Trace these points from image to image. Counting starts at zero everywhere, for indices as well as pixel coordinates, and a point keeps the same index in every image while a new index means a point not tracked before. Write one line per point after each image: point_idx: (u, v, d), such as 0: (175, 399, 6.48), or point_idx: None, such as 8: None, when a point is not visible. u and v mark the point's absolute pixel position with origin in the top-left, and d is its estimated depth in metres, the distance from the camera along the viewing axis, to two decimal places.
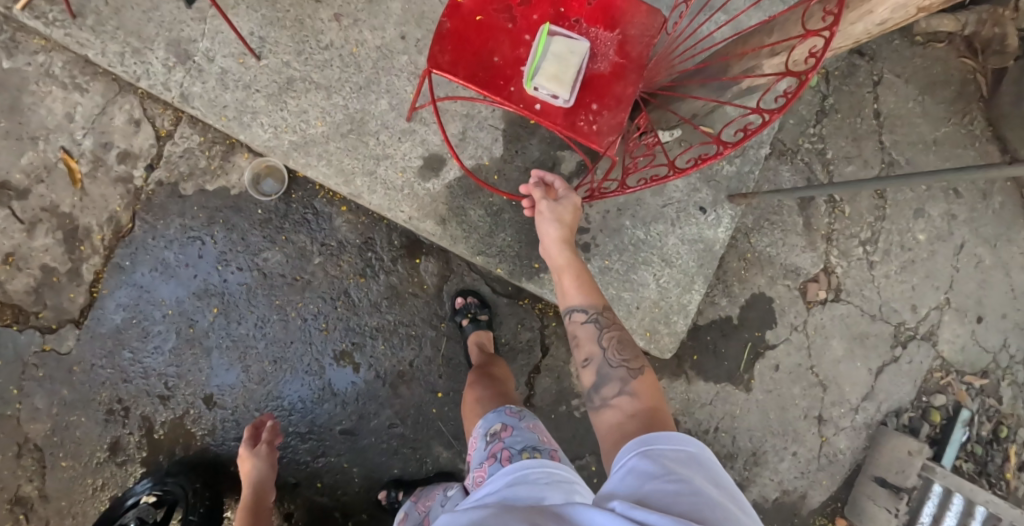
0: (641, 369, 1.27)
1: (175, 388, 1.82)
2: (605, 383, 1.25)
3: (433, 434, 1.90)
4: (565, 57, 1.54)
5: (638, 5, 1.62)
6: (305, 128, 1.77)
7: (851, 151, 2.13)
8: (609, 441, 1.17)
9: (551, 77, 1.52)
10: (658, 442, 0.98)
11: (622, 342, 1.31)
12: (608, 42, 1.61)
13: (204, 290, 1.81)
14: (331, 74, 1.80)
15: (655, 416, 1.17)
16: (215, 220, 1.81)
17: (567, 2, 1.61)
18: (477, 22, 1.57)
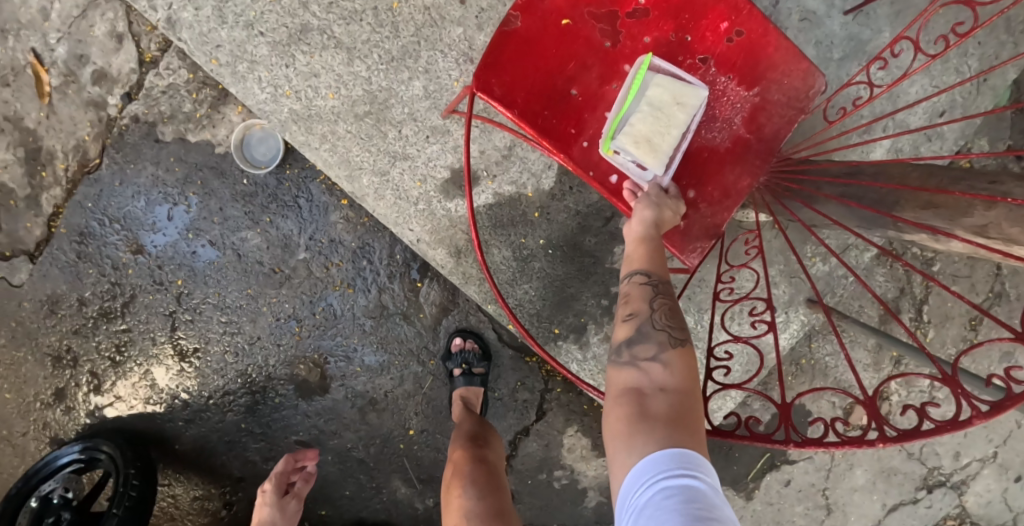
0: (686, 342, 0.95)
1: (128, 354, 1.62)
2: (639, 342, 0.95)
3: (394, 468, 1.66)
4: (666, 111, 1.10)
5: (797, 60, 1.14)
6: (312, 97, 1.39)
7: (961, 269, 1.56)
8: (624, 420, 0.88)
9: (639, 138, 1.09)
10: (674, 475, 0.79)
11: (675, 310, 0.98)
12: (737, 103, 1.15)
13: (169, 256, 1.56)
14: (358, 31, 1.37)
15: (686, 403, 0.88)
16: (195, 181, 1.51)
17: (698, 29, 1.14)
18: (562, 29, 1.10)
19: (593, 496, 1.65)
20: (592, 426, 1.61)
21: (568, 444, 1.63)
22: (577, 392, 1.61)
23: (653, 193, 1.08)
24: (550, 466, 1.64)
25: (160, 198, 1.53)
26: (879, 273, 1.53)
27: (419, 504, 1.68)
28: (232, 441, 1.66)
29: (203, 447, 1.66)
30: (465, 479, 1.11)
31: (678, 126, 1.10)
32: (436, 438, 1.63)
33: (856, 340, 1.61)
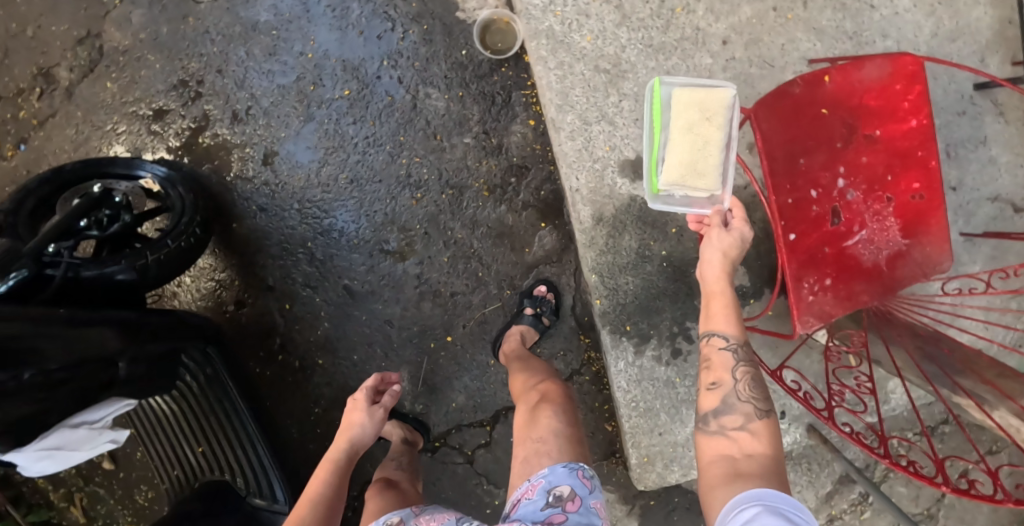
0: (769, 413, 1.15)
1: (250, 119, 1.68)
2: (727, 413, 1.15)
3: (409, 360, 1.75)
4: (694, 128, 1.34)
5: (947, 237, 1.37)
6: (573, 29, 1.54)
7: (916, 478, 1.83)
8: (718, 476, 1.07)
9: (681, 163, 1.34)
10: (775, 503, 0.95)
11: (759, 381, 1.19)
12: (891, 241, 1.38)
13: (354, 66, 1.62)
14: (640, 8, 1.54)
15: (769, 463, 1.07)
16: (419, 24, 1.60)
17: (900, 173, 1.37)
18: (819, 114, 1.33)
19: None
20: (590, 422, 1.77)
21: None
22: (598, 389, 1.75)
23: (716, 233, 1.32)
24: None
25: (378, 16, 1.61)
26: (862, 440, 1.81)
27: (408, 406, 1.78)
28: (286, 252, 1.73)
29: (257, 238, 1.73)
30: (553, 404, 1.35)
31: (712, 136, 1.33)
32: (463, 355, 1.73)
33: (814, 484, 1.80)
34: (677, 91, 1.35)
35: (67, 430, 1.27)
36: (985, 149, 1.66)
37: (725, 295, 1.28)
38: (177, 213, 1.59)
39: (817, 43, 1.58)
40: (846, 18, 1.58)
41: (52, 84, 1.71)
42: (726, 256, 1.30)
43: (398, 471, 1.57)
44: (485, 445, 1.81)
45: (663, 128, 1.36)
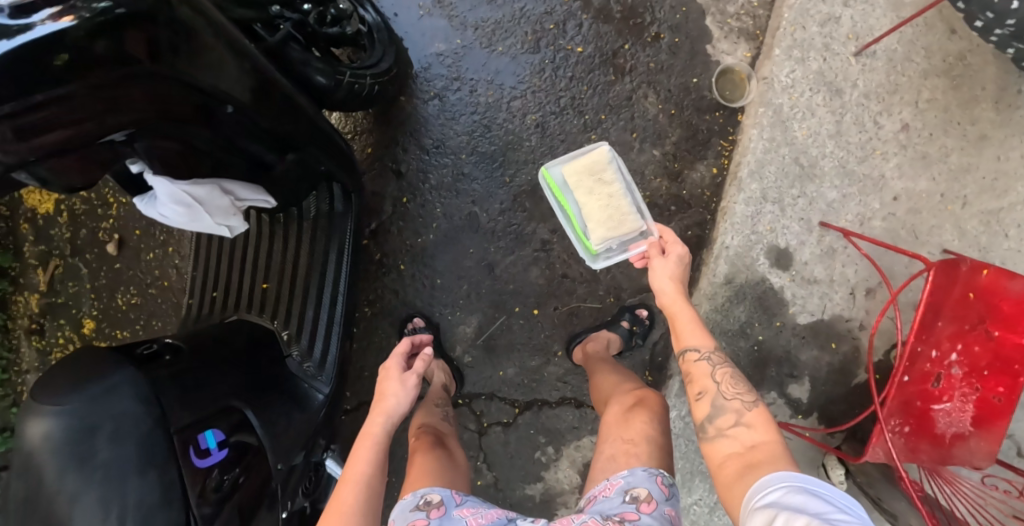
0: (755, 401, 1.22)
1: (480, 19, 1.68)
2: (719, 415, 1.22)
3: (484, 309, 1.77)
4: (597, 186, 1.51)
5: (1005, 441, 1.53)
6: (795, 117, 1.66)
7: None
8: (727, 473, 1.14)
9: (596, 219, 1.51)
10: (812, 486, 0.99)
11: (735, 377, 1.27)
12: (961, 423, 1.52)
13: (597, 34, 1.68)
14: (853, 133, 1.68)
15: (775, 449, 1.12)
16: (674, 35, 1.69)
17: (996, 374, 1.51)
18: (968, 296, 1.47)
19: (537, 488, 1.85)
20: None
21: (583, 440, 1.83)
22: None
23: (658, 261, 1.47)
24: (555, 439, 1.84)
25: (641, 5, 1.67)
26: None
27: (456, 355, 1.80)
28: (436, 150, 1.72)
29: (418, 123, 1.71)
30: (647, 411, 1.39)
31: (611, 189, 1.50)
32: (538, 332, 1.77)
33: None
34: (550, 172, 1.56)
35: (214, 192, 1.13)
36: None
37: (680, 312, 1.38)
38: (376, 57, 1.54)
39: (956, 238, 1.72)
40: (983, 232, 1.71)
41: None
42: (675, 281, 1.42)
43: (440, 421, 1.57)
44: (504, 423, 1.83)
45: (570, 202, 1.54)
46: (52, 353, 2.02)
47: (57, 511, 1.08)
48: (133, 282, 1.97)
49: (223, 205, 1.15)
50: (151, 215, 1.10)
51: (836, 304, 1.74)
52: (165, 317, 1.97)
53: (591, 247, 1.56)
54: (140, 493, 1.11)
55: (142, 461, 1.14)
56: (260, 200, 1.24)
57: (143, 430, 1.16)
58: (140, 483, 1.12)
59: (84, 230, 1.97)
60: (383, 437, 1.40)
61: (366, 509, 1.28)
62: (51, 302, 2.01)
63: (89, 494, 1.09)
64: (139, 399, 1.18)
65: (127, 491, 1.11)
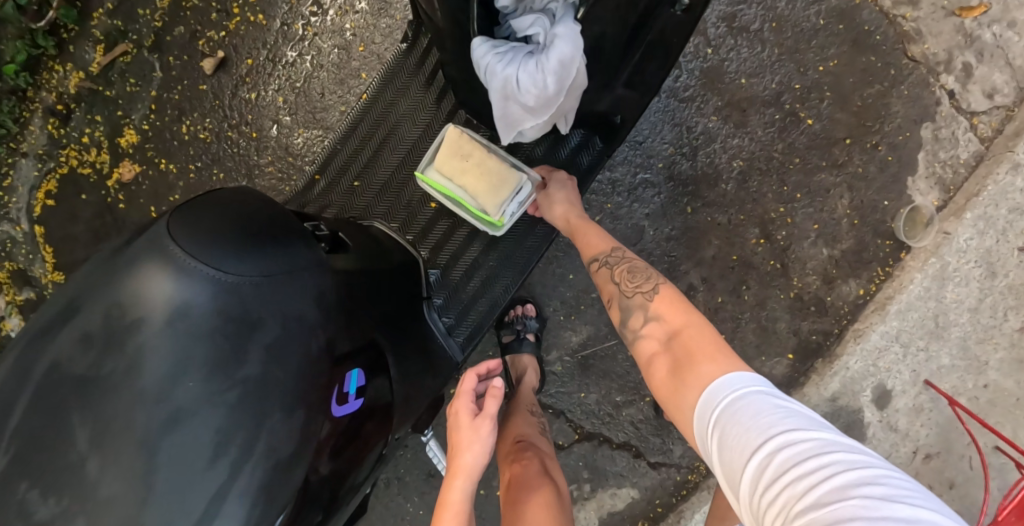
0: (657, 290, 1.16)
1: (736, 46, 1.60)
2: (631, 316, 1.16)
3: (596, 324, 1.63)
4: (471, 161, 1.23)
5: None
6: (952, 278, 1.71)
7: None
8: (657, 383, 1.07)
9: (486, 191, 1.23)
10: (737, 403, 0.91)
11: (633, 270, 1.20)
12: None
13: (829, 117, 1.64)
14: (988, 314, 1.74)
15: (698, 331, 1.06)
16: (889, 152, 1.68)
17: None
18: None
19: None
20: (640, 510, 1.71)
21: (621, 491, 1.71)
22: (672, 493, 1.70)
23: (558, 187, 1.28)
24: (596, 479, 1.71)
25: (875, 112, 1.67)
26: None
27: (546, 358, 1.64)
28: (635, 146, 1.60)
29: None
30: None
31: (488, 157, 1.24)
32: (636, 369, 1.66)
33: None
34: (422, 168, 1.27)
35: (574, 90, 1.00)
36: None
37: (580, 219, 1.27)
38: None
39: None
40: None
41: None
42: (569, 203, 1.28)
43: (541, 438, 1.39)
44: (556, 443, 1.69)
45: (452, 191, 1.24)
46: (66, 148, 1.61)
47: (146, 426, 0.80)
48: (213, 115, 1.61)
49: (563, 107, 1.02)
50: (507, 75, 0.93)
51: (899, 456, 1.78)
52: (231, 171, 1.61)
53: (490, 221, 1.26)
54: (276, 436, 0.86)
55: (293, 396, 0.88)
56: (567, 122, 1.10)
57: (309, 350, 0.91)
58: (281, 422, 0.86)
59: (181, 28, 1.60)
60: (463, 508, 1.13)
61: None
62: (95, 90, 1.61)
63: (213, 415, 0.83)
64: (316, 307, 0.94)
65: (262, 428, 0.85)
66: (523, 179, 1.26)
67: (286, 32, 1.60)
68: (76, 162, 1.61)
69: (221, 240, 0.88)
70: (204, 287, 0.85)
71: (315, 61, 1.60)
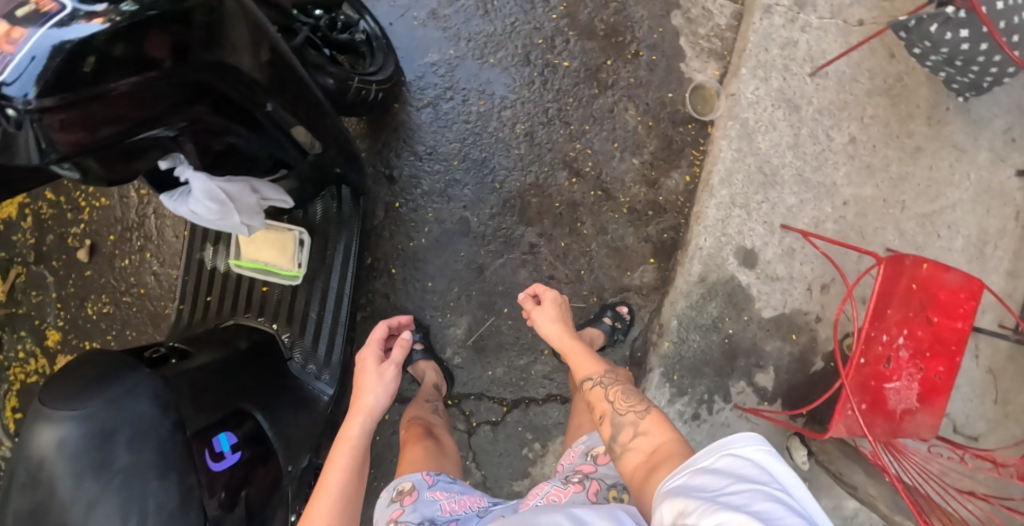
0: (647, 409, 1.34)
1: (471, 29, 1.76)
2: (620, 432, 1.33)
3: (472, 312, 1.82)
4: (255, 239, 1.49)
5: (938, 414, 1.77)
6: (759, 131, 1.84)
7: None
8: (636, 479, 1.21)
9: (273, 255, 1.50)
10: (710, 456, 1.02)
11: (625, 393, 1.41)
12: (907, 398, 1.75)
13: (582, 50, 1.80)
14: (806, 145, 1.89)
15: (677, 447, 1.23)
16: (652, 53, 1.83)
17: (930, 355, 1.75)
18: (908, 287, 1.69)
19: (522, 484, 1.87)
20: None
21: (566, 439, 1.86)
22: None
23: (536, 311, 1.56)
24: (541, 436, 1.86)
25: (623, 24, 1.82)
26: None
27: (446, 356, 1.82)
28: (426, 158, 1.77)
29: (410, 131, 1.77)
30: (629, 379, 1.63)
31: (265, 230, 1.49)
32: (524, 333, 1.83)
33: None
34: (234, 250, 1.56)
35: (242, 189, 1.20)
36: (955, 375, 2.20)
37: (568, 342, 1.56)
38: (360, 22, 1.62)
39: (897, 239, 2.00)
40: (921, 233, 2.04)
41: None
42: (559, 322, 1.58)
43: (432, 416, 1.65)
44: (493, 422, 1.87)
45: (255, 264, 1.52)
46: (10, 368, 1.92)
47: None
48: (105, 290, 1.89)
49: (248, 203, 1.22)
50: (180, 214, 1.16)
51: (795, 298, 1.91)
52: (139, 328, 1.89)
53: (290, 274, 1.53)
54: (160, 499, 1.08)
55: (163, 465, 1.10)
56: (279, 199, 1.29)
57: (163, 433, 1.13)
58: (160, 487, 1.08)
59: (51, 236, 1.90)
60: (364, 441, 1.39)
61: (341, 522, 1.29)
62: (11, 313, 1.92)
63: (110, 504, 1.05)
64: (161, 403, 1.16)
65: (147, 495, 1.07)
66: (298, 232, 1.50)
67: (127, 202, 1.87)
68: (24, 375, 1.92)
69: (73, 386, 1.09)
70: (61, 422, 1.06)
71: (159, 213, 1.87)
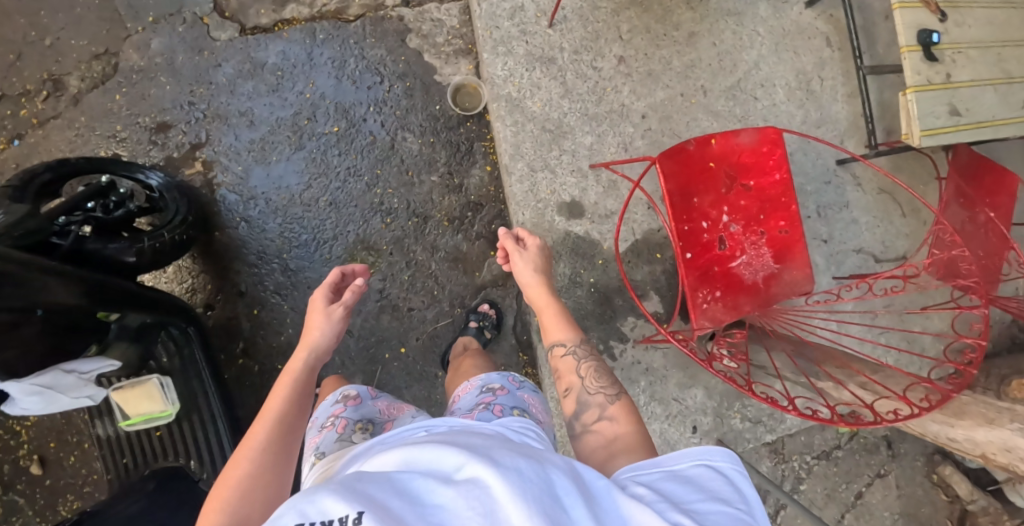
0: (617, 395, 1.50)
1: (246, 142, 1.96)
2: (586, 411, 1.49)
3: (363, 369, 1.94)
4: (126, 397, 1.67)
5: (807, 264, 1.78)
6: (527, 97, 1.94)
7: (817, 501, 2.36)
8: (597, 457, 1.38)
9: (146, 403, 1.67)
10: (687, 461, 1.05)
11: (597, 373, 1.55)
12: (765, 265, 1.77)
13: (345, 109, 1.97)
14: (578, 86, 1.97)
15: (635, 437, 1.39)
16: (405, 81, 1.98)
17: (766, 216, 1.78)
18: (707, 167, 1.70)
19: None
20: None
21: None
22: None
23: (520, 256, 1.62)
24: None
25: (370, 69, 1.98)
26: (765, 464, 2.32)
27: None
28: (260, 264, 1.95)
29: (236, 248, 1.95)
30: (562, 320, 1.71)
31: (128, 386, 1.66)
32: (413, 365, 1.95)
33: None
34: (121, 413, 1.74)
35: (55, 376, 1.41)
36: (848, 211, 2.24)
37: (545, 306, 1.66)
38: (143, 179, 1.80)
39: (714, 121, 2.08)
40: (734, 105, 2.11)
41: (63, 90, 1.95)
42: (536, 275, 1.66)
43: None
44: None
45: (138, 418, 1.70)
46: None
47: None
48: None
49: (67, 381, 1.44)
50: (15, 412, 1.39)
51: (641, 221, 2.01)
52: None
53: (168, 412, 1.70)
54: None
55: None
56: (100, 365, 1.50)
57: None
58: None
59: None
60: (309, 372, 1.32)
61: (274, 448, 1.16)
62: None
63: None
64: None
65: None
66: (156, 376, 1.67)
67: None
68: None
69: None
70: None
71: None
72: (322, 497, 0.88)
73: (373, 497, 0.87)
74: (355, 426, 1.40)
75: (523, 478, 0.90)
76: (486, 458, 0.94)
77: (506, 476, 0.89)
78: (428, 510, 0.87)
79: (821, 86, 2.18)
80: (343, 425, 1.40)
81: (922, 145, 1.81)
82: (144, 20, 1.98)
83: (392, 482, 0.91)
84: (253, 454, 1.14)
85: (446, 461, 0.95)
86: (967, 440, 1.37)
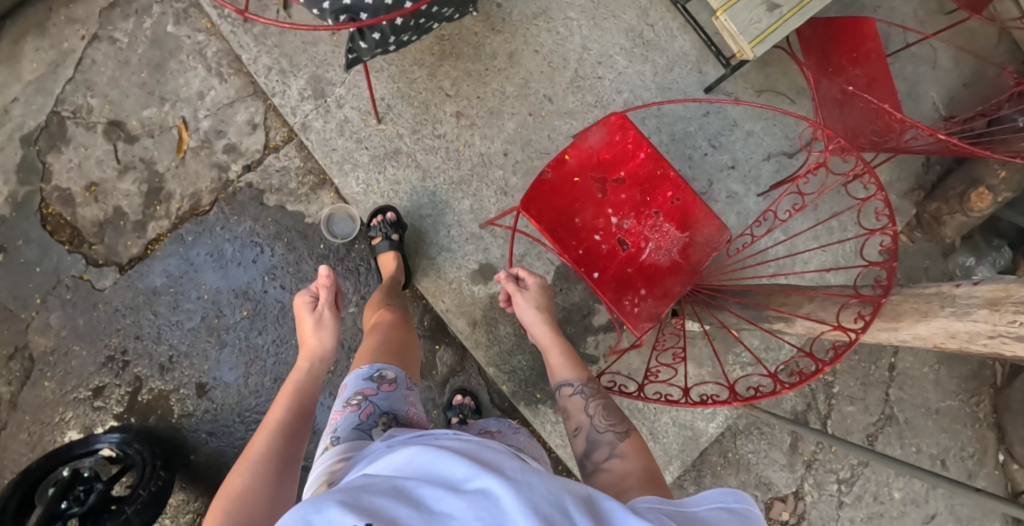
0: (626, 432, 1.35)
1: (175, 365, 2.01)
2: (597, 449, 1.33)
3: None
4: None
5: (713, 218, 1.73)
6: (392, 196, 2.00)
7: (857, 393, 2.33)
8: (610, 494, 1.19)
9: None
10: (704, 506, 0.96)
11: (607, 410, 1.41)
12: (675, 240, 1.76)
13: (244, 292, 2.01)
14: (433, 161, 2.02)
15: (650, 475, 1.22)
16: (282, 239, 2.02)
17: (654, 193, 1.76)
18: (574, 183, 1.70)
19: None
20: None
21: None
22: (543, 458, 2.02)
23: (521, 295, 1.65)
24: None
25: (247, 244, 2.02)
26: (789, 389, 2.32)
27: None
28: None
29: (216, 461, 2.00)
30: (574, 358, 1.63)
31: None
32: None
33: (771, 444, 2.26)
34: None
35: None
36: (739, 128, 2.21)
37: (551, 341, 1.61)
38: (102, 445, 1.87)
39: (572, 121, 2.08)
40: (584, 97, 2.10)
41: None
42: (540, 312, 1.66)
43: None
44: None
45: None
46: None
47: None
48: None
49: None
50: None
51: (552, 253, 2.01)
52: None
53: None
54: None
55: None
56: None
57: None
58: None
59: None
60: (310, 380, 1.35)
61: (276, 458, 1.15)
62: None
63: None
64: None
65: None
66: None
67: None
68: None
69: None
70: None
71: None
72: (332, 505, 0.81)
73: (379, 505, 0.81)
74: (380, 420, 1.24)
75: (536, 491, 0.83)
76: (499, 470, 0.87)
77: (519, 489, 0.82)
78: (436, 519, 0.81)
79: (654, 33, 2.14)
80: (368, 413, 1.25)
81: (757, 54, 1.83)
82: (33, 305, 2.04)
83: (399, 491, 0.85)
84: (254, 464, 1.13)
85: (456, 466, 0.88)
86: (915, 338, 1.27)
